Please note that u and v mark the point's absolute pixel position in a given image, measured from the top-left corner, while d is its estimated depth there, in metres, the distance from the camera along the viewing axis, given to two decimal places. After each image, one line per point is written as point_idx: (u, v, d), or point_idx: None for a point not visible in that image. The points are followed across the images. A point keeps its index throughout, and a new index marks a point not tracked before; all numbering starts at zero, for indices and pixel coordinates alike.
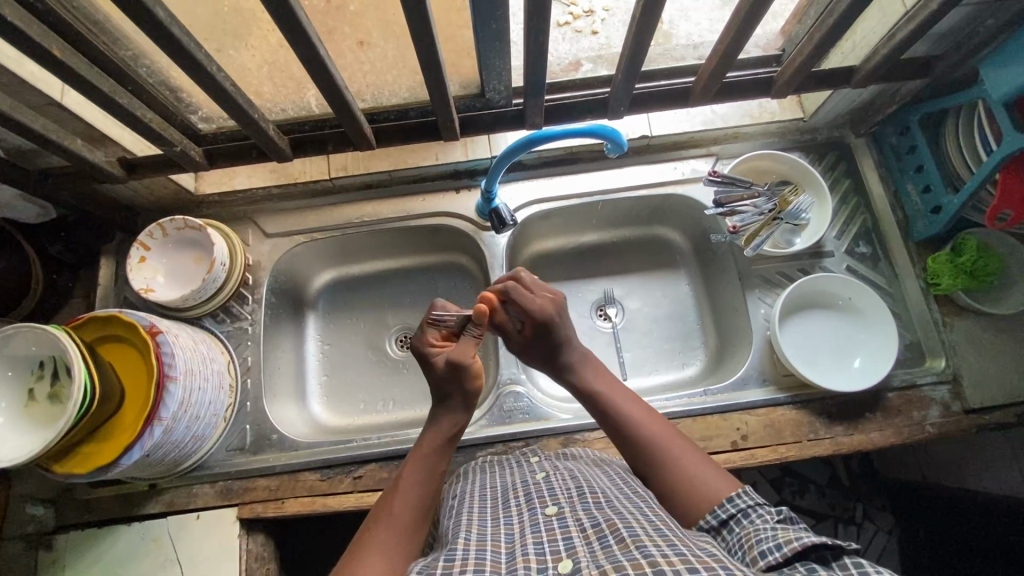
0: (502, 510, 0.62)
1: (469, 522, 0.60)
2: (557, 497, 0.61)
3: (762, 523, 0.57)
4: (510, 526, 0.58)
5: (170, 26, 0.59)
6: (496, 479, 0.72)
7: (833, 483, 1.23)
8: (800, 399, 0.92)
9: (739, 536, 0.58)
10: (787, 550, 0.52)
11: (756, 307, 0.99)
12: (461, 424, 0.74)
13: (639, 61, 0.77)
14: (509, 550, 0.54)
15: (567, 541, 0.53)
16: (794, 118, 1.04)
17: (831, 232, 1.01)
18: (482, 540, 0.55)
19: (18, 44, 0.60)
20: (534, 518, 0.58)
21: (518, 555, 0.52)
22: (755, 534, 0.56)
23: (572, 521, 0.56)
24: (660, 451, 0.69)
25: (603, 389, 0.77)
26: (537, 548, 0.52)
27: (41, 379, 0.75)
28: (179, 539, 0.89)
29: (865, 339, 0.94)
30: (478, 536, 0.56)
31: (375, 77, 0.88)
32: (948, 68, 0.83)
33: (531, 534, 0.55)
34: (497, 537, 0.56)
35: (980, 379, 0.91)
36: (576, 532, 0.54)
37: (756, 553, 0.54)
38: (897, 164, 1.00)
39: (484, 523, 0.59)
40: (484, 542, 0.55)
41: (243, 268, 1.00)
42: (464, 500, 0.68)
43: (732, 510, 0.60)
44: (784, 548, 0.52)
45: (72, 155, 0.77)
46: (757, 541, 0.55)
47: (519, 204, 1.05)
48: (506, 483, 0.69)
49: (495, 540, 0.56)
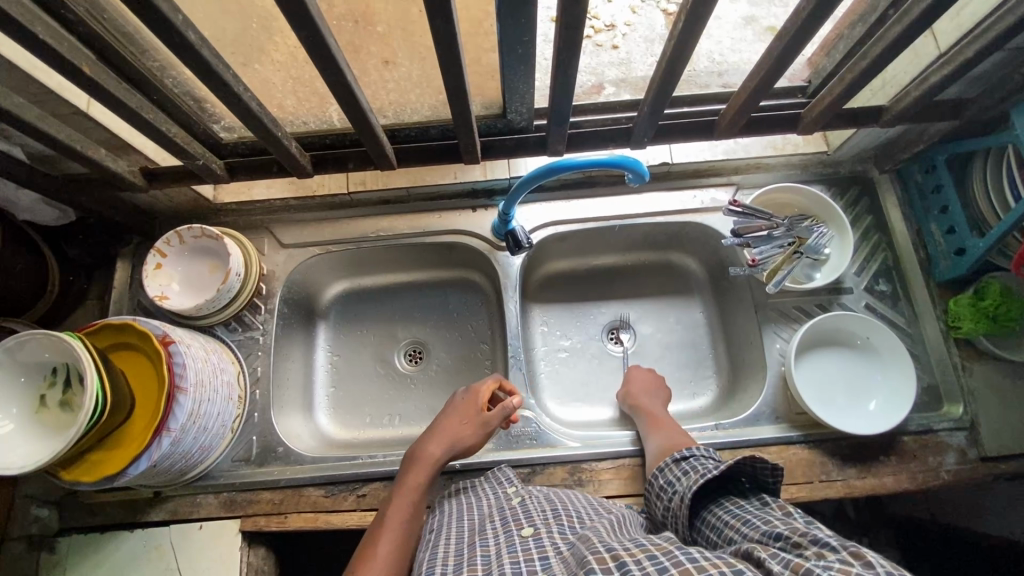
0: (480, 534, 0.65)
1: (446, 555, 0.62)
2: (533, 519, 0.65)
3: (706, 464, 0.72)
4: (487, 547, 0.61)
5: (200, 48, 0.59)
6: (474, 508, 0.73)
7: (838, 516, 1.18)
8: (812, 438, 0.91)
9: (686, 472, 0.72)
10: (722, 468, 0.68)
11: (771, 342, 0.97)
12: (438, 459, 0.79)
13: (667, 94, 0.76)
14: (487, 571, 0.56)
15: (543, 561, 0.56)
16: (817, 151, 1.03)
17: (851, 269, 1.00)
18: (460, 567, 0.58)
19: (49, 60, 0.60)
20: (511, 540, 0.61)
21: (495, 574, 0.55)
22: (704, 471, 0.69)
23: (548, 542, 0.60)
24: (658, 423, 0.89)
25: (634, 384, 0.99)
26: (514, 568, 0.55)
27: (54, 385, 0.75)
28: (180, 549, 0.89)
29: (881, 380, 0.93)
30: (455, 565, 0.59)
31: (399, 95, 0.88)
32: (979, 112, 0.82)
33: (508, 554, 0.58)
34: (475, 561, 0.59)
35: (999, 427, 0.89)
36: (552, 552, 0.58)
37: (698, 477, 0.69)
38: (922, 203, 0.99)
39: (462, 551, 0.62)
40: (461, 569, 0.57)
41: (258, 277, 1.00)
42: (441, 531, 0.70)
43: (689, 454, 0.75)
44: (721, 468, 0.68)
45: (95, 164, 0.78)
46: (702, 474, 0.69)
47: (536, 225, 1.04)
48: (484, 510, 0.71)
49: (473, 564, 0.58)
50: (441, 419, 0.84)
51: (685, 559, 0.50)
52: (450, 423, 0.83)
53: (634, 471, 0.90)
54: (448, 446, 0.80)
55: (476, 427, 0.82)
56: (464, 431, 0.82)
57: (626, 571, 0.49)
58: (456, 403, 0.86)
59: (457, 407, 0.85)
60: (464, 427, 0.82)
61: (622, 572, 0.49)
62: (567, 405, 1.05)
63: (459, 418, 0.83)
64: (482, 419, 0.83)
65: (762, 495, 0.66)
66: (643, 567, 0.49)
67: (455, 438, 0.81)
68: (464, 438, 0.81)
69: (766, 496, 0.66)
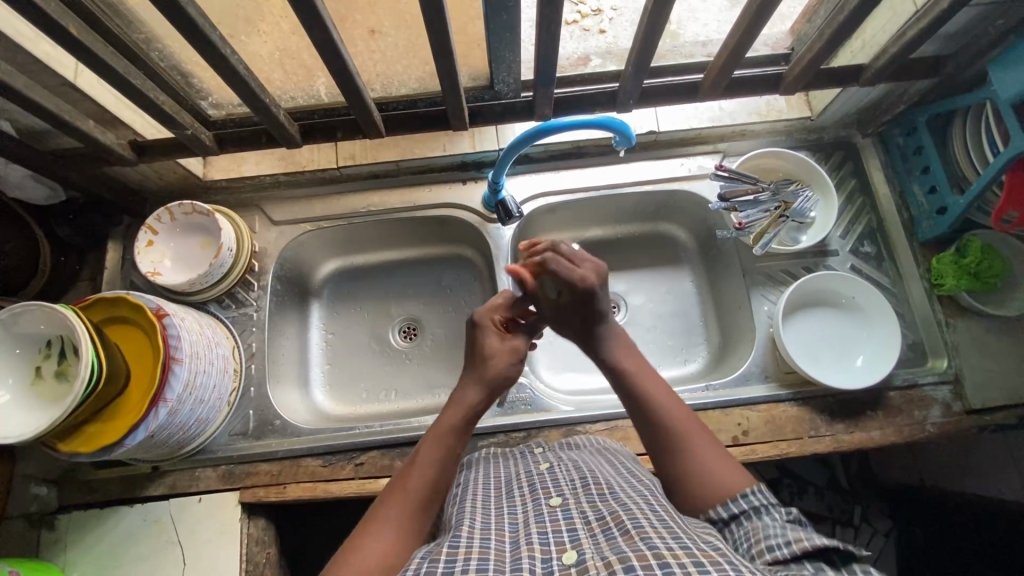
0: (506, 499, 0.61)
1: (475, 508, 0.59)
2: (562, 488, 0.60)
3: (771, 521, 0.57)
4: (515, 515, 0.57)
5: (186, 5, 0.60)
6: (500, 468, 0.71)
7: (832, 485, 1.20)
8: (801, 396, 0.93)
9: (745, 530, 0.58)
10: (795, 549, 0.52)
11: (759, 305, 0.99)
12: (475, 404, 0.72)
13: (650, 55, 0.77)
14: (513, 539, 0.52)
15: (571, 532, 0.51)
16: (801, 116, 1.04)
17: (836, 232, 1.02)
18: (486, 528, 0.54)
19: (35, 22, 0.61)
20: (538, 509, 0.57)
21: (523, 544, 0.51)
22: (764, 530, 0.56)
23: (576, 512, 0.55)
24: (683, 439, 0.68)
25: (631, 366, 0.76)
26: (541, 538, 0.51)
27: (49, 357, 0.75)
28: (180, 521, 0.89)
29: (866, 338, 0.95)
30: (482, 523, 0.55)
31: (386, 66, 0.89)
32: (957, 69, 0.83)
33: (535, 524, 0.54)
34: (501, 526, 0.55)
35: (982, 379, 0.91)
36: (581, 523, 0.53)
37: (763, 547, 0.54)
38: (904, 164, 1.00)
39: (488, 511, 0.58)
40: (487, 530, 0.54)
41: (250, 254, 1.00)
42: (468, 487, 0.67)
43: (746, 507, 0.60)
44: (793, 547, 0.52)
45: (83, 136, 0.78)
46: (765, 536, 0.55)
47: (525, 197, 1.05)
48: (510, 474, 0.68)
49: (499, 529, 0.54)
50: (477, 360, 0.76)
51: None
52: (489, 362, 0.76)
53: (627, 432, 0.92)
54: (487, 387, 0.74)
55: (509, 359, 0.77)
56: (503, 368, 0.76)
57: (668, 571, 0.42)
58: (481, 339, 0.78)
59: (484, 342, 0.78)
60: (499, 360, 0.76)
61: (665, 573, 0.42)
62: (561, 374, 1.06)
63: (491, 353, 0.76)
64: (511, 349, 0.78)
65: (851, 563, 0.50)
66: (688, 572, 0.42)
67: (489, 375, 0.74)
68: (501, 371, 0.75)
69: (858, 565, 0.50)
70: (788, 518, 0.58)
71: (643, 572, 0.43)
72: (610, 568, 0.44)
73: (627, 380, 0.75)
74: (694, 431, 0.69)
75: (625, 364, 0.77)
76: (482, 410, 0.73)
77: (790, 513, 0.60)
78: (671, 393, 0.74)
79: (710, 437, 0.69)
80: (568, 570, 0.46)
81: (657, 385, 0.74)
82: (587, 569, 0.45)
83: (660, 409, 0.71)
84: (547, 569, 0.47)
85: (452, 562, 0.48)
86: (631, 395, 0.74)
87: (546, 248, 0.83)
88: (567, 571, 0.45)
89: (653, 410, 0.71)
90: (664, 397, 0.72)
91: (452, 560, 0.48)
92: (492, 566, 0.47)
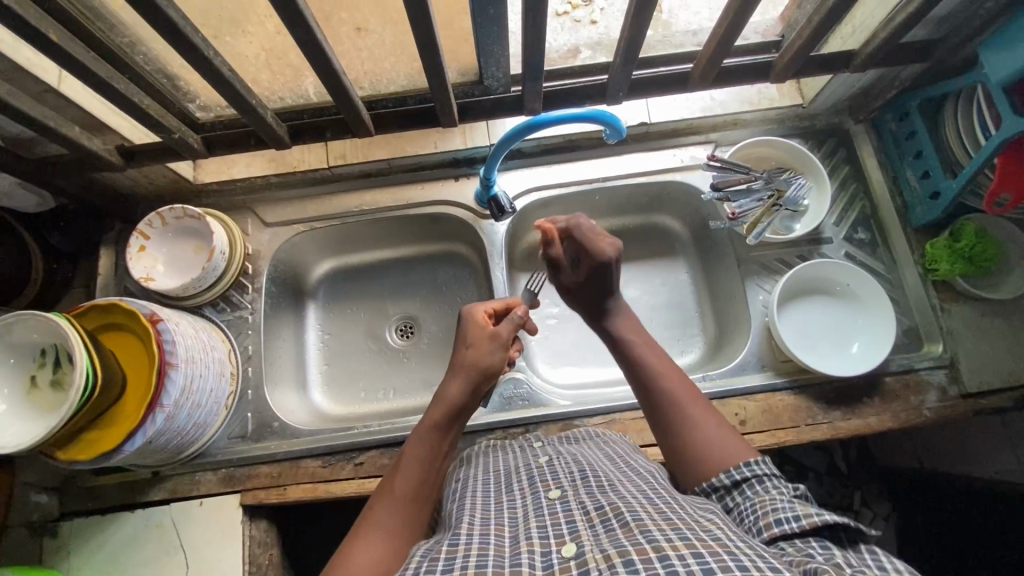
0: (506, 492, 0.61)
1: (474, 504, 0.59)
2: (561, 481, 0.60)
3: (778, 493, 0.57)
4: (514, 509, 0.57)
5: (166, 9, 0.59)
6: (501, 462, 0.71)
7: (831, 471, 1.18)
8: (798, 384, 0.93)
9: (750, 500, 0.58)
10: (803, 524, 0.52)
11: (754, 295, 0.99)
12: (459, 398, 0.72)
13: (638, 45, 0.76)
14: (513, 534, 0.52)
15: (570, 525, 0.51)
16: (793, 104, 1.03)
17: (830, 219, 1.01)
18: (486, 523, 0.54)
19: (15, 30, 0.60)
20: (538, 502, 0.57)
21: (522, 538, 0.51)
22: (772, 503, 0.55)
23: (575, 504, 0.55)
24: (687, 408, 0.68)
25: (636, 341, 0.77)
26: (541, 532, 0.51)
27: (44, 366, 0.75)
28: (182, 526, 0.89)
29: (862, 325, 0.95)
30: (482, 519, 0.55)
31: (373, 65, 0.88)
32: (947, 52, 0.83)
33: (535, 518, 0.54)
34: (501, 520, 0.55)
35: (977, 363, 0.91)
36: (580, 515, 0.53)
37: (770, 521, 0.54)
38: (897, 150, 1.00)
39: (487, 506, 0.58)
40: (487, 526, 0.53)
41: (243, 257, 1.00)
42: (468, 484, 0.66)
43: (750, 474, 0.60)
44: (802, 522, 0.52)
45: (69, 142, 0.78)
46: (773, 510, 0.55)
47: (518, 192, 1.05)
48: (511, 467, 0.68)
49: (500, 523, 0.54)
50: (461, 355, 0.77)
51: (735, 565, 0.42)
52: (471, 354, 0.76)
53: (624, 424, 0.92)
54: (466, 378, 0.73)
55: (488, 346, 0.77)
56: (483, 358, 0.75)
57: (668, 564, 0.43)
58: (462, 331, 0.80)
59: (468, 335, 0.79)
60: (480, 351, 0.76)
61: (665, 567, 0.42)
62: (558, 368, 1.07)
63: (470, 344, 0.77)
64: (493, 337, 0.78)
65: (858, 542, 0.51)
66: (688, 565, 0.42)
67: (467, 365, 0.75)
68: (482, 358, 0.75)
69: (864, 544, 0.50)
70: (794, 492, 0.58)
71: (642, 566, 0.43)
72: (610, 562, 0.44)
73: (632, 355, 0.75)
74: (695, 401, 0.69)
75: (631, 339, 0.77)
76: (465, 403, 0.72)
77: (795, 487, 0.59)
78: (671, 365, 0.74)
79: (712, 408, 0.69)
80: (568, 563, 0.46)
81: (660, 359, 0.74)
82: (587, 563, 0.45)
83: (661, 383, 0.71)
84: (546, 563, 0.46)
85: (451, 559, 0.48)
86: (634, 366, 0.74)
87: (574, 218, 0.83)
88: (566, 565, 0.46)
89: (655, 386, 0.71)
90: (668, 372, 0.72)
91: (451, 557, 0.48)
92: (491, 561, 0.47)
